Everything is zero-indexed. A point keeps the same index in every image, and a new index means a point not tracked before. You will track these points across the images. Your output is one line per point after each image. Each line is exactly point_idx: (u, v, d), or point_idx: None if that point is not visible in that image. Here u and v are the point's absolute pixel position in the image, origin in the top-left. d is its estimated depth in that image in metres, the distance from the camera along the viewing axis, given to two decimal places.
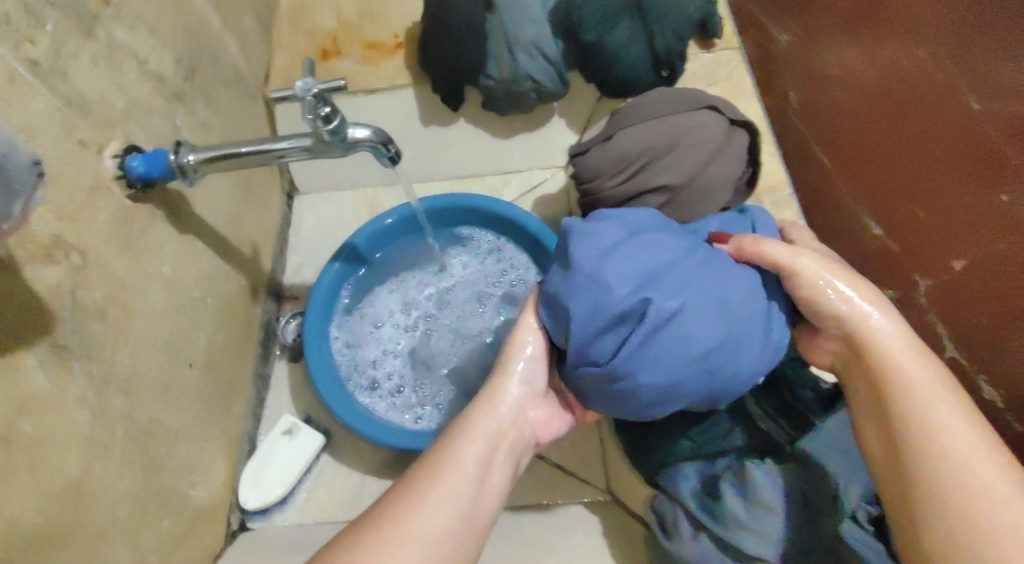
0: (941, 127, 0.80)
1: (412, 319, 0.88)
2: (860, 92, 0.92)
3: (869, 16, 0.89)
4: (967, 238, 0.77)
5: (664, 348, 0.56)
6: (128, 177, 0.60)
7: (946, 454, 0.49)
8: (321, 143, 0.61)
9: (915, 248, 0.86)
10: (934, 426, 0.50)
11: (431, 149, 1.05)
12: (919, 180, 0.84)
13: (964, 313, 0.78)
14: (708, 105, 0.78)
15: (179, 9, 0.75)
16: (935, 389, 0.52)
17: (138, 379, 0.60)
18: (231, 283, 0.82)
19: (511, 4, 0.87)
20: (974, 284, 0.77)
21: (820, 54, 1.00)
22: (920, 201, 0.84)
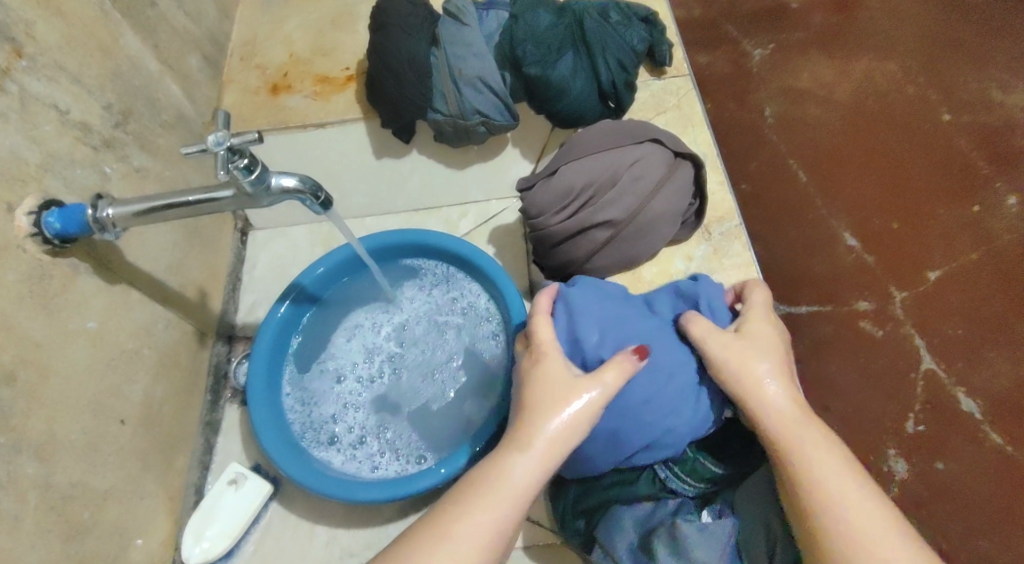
0: (893, 169, 1.16)
1: (375, 366, 0.85)
2: (840, 110, 1.22)
3: (833, 37, 1.29)
4: (940, 252, 1.09)
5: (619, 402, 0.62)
6: (43, 234, 0.60)
7: (839, 506, 0.50)
8: (245, 196, 0.60)
9: (892, 259, 1.09)
10: (816, 473, 0.52)
11: (385, 184, 1.03)
12: (900, 203, 1.13)
13: (942, 321, 1.04)
14: (647, 137, 0.78)
15: (106, 57, 0.74)
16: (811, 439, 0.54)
17: (55, 443, 0.60)
18: (174, 331, 0.80)
19: (455, 41, 0.89)
20: (951, 289, 1.06)
21: (800, 73, 1.26)
22: (902, 218, 1.12)
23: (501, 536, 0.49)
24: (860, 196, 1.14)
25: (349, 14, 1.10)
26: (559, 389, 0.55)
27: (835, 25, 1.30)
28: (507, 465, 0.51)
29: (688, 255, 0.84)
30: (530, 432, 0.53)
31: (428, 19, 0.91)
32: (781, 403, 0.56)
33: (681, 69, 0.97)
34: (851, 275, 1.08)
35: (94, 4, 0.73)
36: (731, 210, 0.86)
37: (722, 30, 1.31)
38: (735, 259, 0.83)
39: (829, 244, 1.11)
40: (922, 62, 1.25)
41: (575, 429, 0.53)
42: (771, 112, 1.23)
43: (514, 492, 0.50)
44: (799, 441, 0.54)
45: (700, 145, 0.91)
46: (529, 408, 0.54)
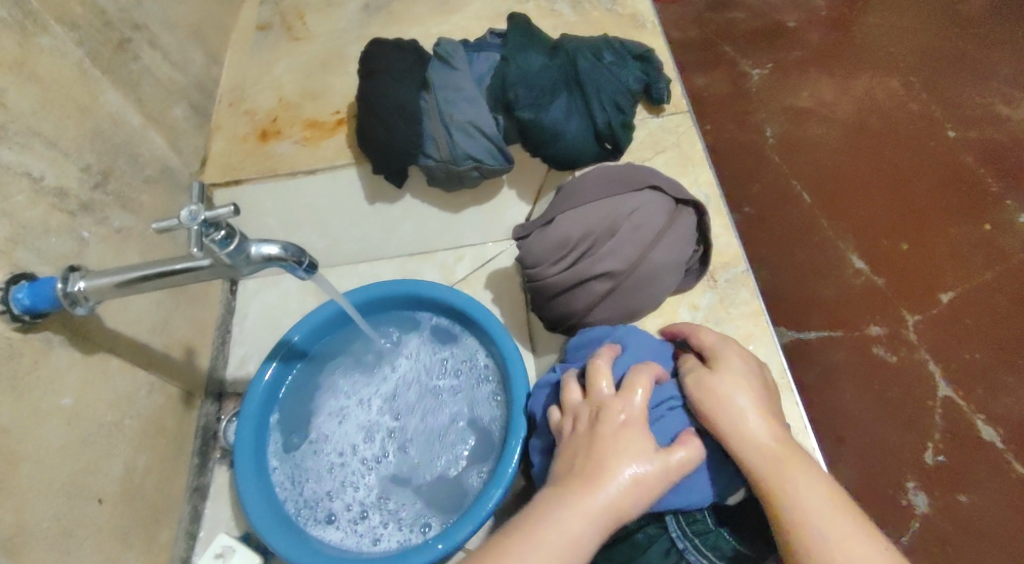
0: (898, 186, 1.14)
1: (378, 443, 0.80)
2: (840, 127, 1.21)
3: (828, 54, 1.28)
4: (955, 274, 1.07)
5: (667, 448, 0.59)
6: (12, 310, 0.57)
7: (820, 527, 0.49)
8: (225, 269, 0.56)
9: (904, 282, 1.07)
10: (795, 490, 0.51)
11: (378, 229, 0.99)
12: (912, 223, 1.11)
13: (961, 346, 1.02)
14: (645, 183, 0.75)
15: (85, 118, 0.72)
16: (796, 471, 0.52)
17: (25, 535, 0.56)
18: (157, 397, 0.77)
19: (446, 85, 0.87)
20: (965, 314, 1.04)
21: (795, 93, 1.25)
22: (913, 240, 1.10)
23: None
24: (867, 217, 1.12)
25: (339, 56, 1.09)
26: (622, 450, 0.53)
27: (832, 43, 1.29)
28: (558, 518, 0.50)
29: (693, 304, 0.80)
30: (587, 490, 0.51)
31: (416, 62, 0.89)
32: (761, 435, 0.54)
33: (680, 105, 0.94)
34: (860, 301, 1.06)
35: (73, 65, 0.72)
36: (736, 254, 0.82)
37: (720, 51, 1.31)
38: (743, 307, 0.79)
39: (837, 269, 1.08)
40: (923, 78, 1.24)
41: (643, 497, 0.52)
42: (772, 132, 1.21)
43: (567, 547, 0.49)
44: (783, 474, 0.52)
45: (702, 185, 0.88)
46: (593, 468, 0.53)
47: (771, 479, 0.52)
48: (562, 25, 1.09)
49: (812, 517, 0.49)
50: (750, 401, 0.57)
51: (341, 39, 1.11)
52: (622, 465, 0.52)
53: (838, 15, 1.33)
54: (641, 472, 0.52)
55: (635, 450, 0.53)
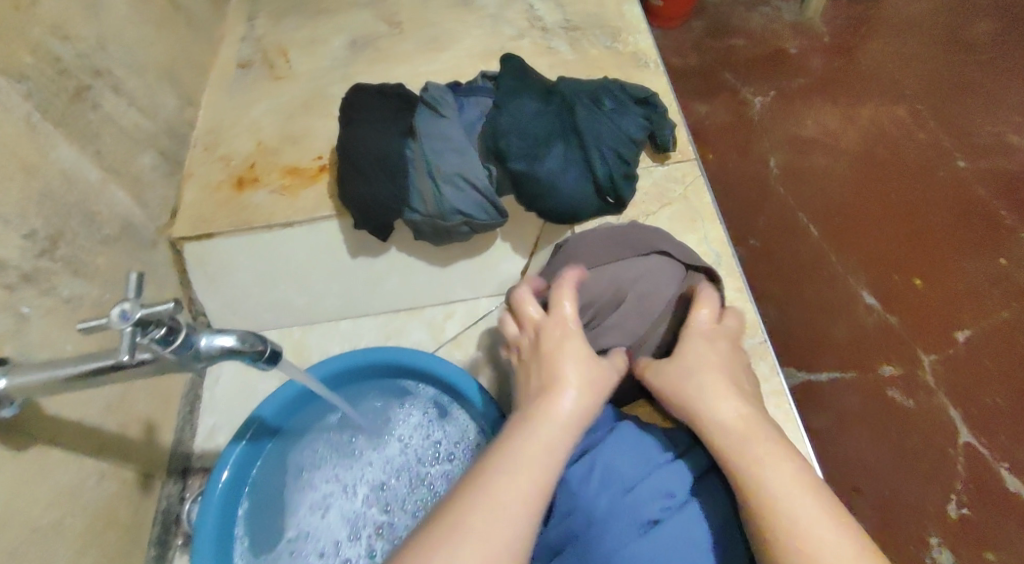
0: (904, 216, 1.15)
1: (364, 542, 0.73)
2: (845, 156, 1.20)
3: (830, 83, 1.29)
4: (972, 310, 1.06)
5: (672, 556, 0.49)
6: None
7: (781, 499, 0.45)
8: (169, 367, 0.49)
9: (917, 318, 1.06)
10: (757, 463, 0.47)
11: (361, 284, 0.93)
12: (924, 257, 1.11)
13: (982, 386, 1.00)
14: (656, 250, 0.68)
15: (30, 178, 0.65)
16: (759, 444, 0.49)
17: None
18: (108, 485, 0.69)
19: (432, 133, 0.80)
20: (983, 353, 1.03)
21: (797, 123, 1.24)
22: (924, 275, 1.09)
23: (539, 500, 0.45)
24: (877, 251, 1.11)
25: (322, 97, 1.02)
26: (573, 361, 0.54)
27: (835, 69, 1.31)
28: (530, 432, 0.49)
29: None
30: (547, 404, 0.51)
31: (400, 107, 0.82)
32: (723, 407, 0.52)
33: (686, 153, 0.87)
34: (873, 338, 1.04)
35: (18, 120, 0.65)
36: (753, 323, 0.74)
37: (721, 80, 1.30)
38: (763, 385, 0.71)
39: (849, 305, 1.06)
40: (930, 105, 1.26)
41: (596, 399, 0.52)
42: (775, 163, 1.20)
43: (543, 457, 0.47)
44: (745, 442, 0.49)
45: (712, 243, 0.80)
46: (549, 384, 0.52)
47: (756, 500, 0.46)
48: (559, 63, 1.02)
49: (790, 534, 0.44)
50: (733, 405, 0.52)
51: (325, 78, 1.04)
52: (573, 369, 0.53)
53: (837, 41, 1.35)
54: (588, 371, 0.53)
55: (587, 357, 0.54)
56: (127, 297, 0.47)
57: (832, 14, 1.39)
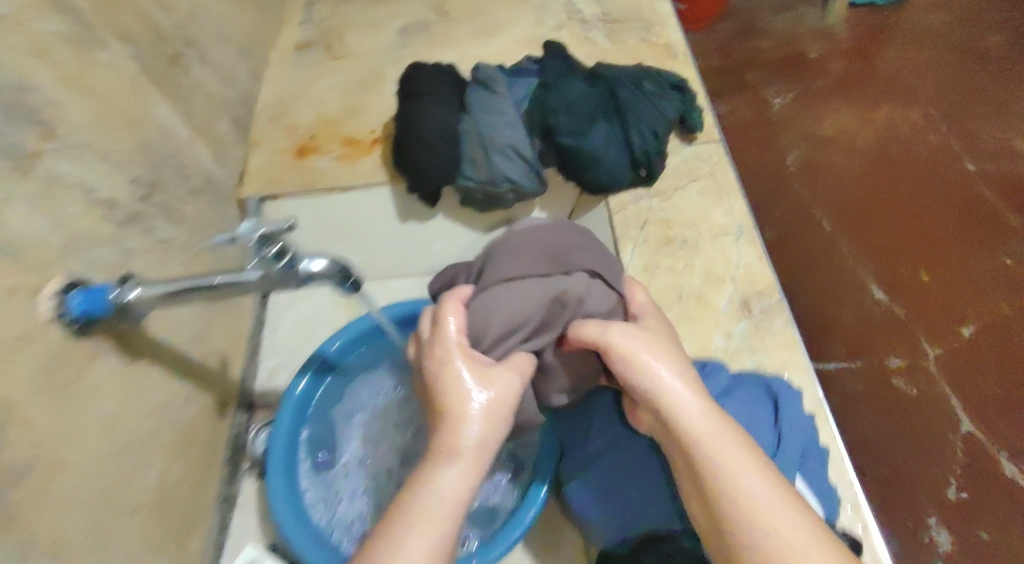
0: (912, 212, 1.22)
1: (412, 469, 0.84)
2: (859, 156, 1.29)
3: (849, 88, 1.38)
4: (970, 303, 1.12)
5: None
6: (68, 316, 0.57)
7: (741, 500, 0.49)
8: (273, 282, 0.57)
9: (919, 307, 1.12)
10: (719, 468, 0.51)
11: (411, 248, 1.00)
12: (928, 252, 1.17)
13: (976, 374, 1.06)
14: (581, 266, 0.66)
15: (133, 130, 0.73)
16: (720, 446, 0.52)
17: (68, 541, 0.55)
18: (190, 407, 0.77)
19: (487, 109, 0.89)
20: (980, 341, 1.08)
21: (817, 124, 1.33)
22: (928, 268, 1.16)
23: (444, 541, 0.50)
24: (885, 243, 1.19)
25: (378, 76, 1.11)
26: (463, 386, 0.56)
27: (850, 74, 1.40)
28: (434, 475, 0.52)
29: (728, 331, 0.76)
30: (450, 439, 0.53)
31: (456, 86, 0.91)
32: (687, 404, 0.54)
33: (713, 134, 0.94)
34: (878, 323, 1.11)
35: (126, 79, 0.73)
36: (771, 284, 0.79)
37: (744, 80, 1.42)
38: (777, 336, 0.75)
39: (857, 293, 1.14)
40: (943, 112, 1.33)
41: (496, 423, 0.55)
42: (793, 158, 1.29)
43: (444, 502, 0.51)
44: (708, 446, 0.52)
45: (736, 215, 0.85)
46: (443, 411, 0.55)
47: (723, 505, 0.50)
48: (598, 51, 1.11)
49: (768, 551, 0.47)
50: (696, 409, 0.54)
51: (380, 59, 1.13)
52: (469, 398, 0.55)
53: (852, 48, 1.44)
54: (484, 399, 0.55)
55: (480, 383, 0.56)
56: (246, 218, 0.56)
57: (853, 22, 1.48)
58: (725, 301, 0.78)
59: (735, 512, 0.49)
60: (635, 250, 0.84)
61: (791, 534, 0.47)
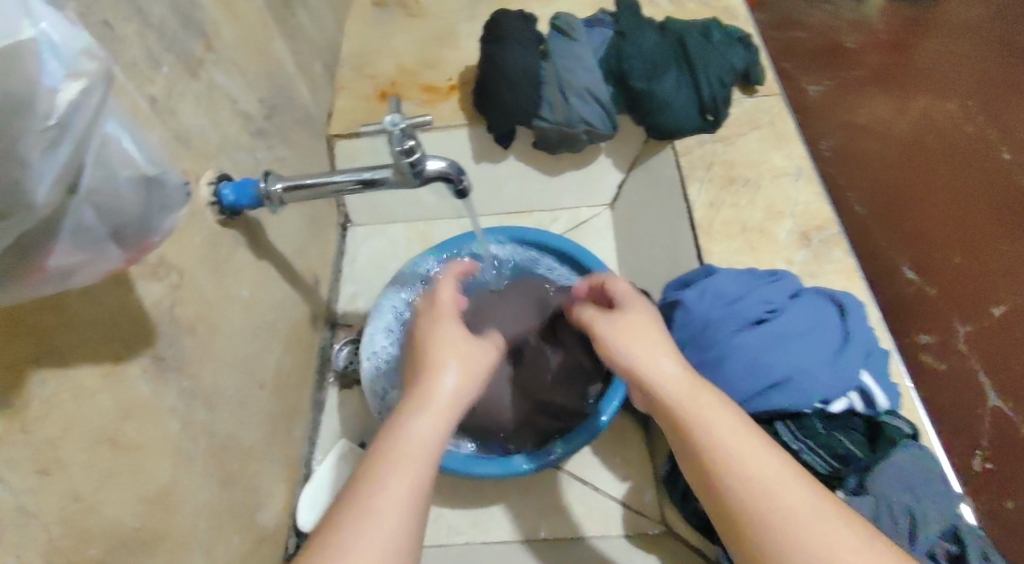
0: (947, 190, 1.04)
1: None
2: (893, 138, 1.11)
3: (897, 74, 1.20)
4: (1010, 288, 0.92)
5: (770, 347, 0.62)
6: (220, 204, 0.66)
7: (738, 463, 0.49)
8: (399, 176, 0.64)
9: (953, 293, 0.94)
10: (717, 437, 0.50)
11: (482, 183, 1.10)
12: (966, 235, 0.99)
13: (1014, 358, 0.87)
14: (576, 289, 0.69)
15: (261, 57, 0.81)
16: (706, 404, 0.52)
17: (218, 395, 0.64)
18: (296, 311, 0.85)
19: (566, 55, 0.96)
20: (1014, 330, 0.89)
21: (852, 107, 1.16)
22: (960, 250, 0.97)
23: (424, 482, 0.48)
24: (924, 226, 1.00)
25: (450, 32, 1.18)
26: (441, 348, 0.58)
27: (884, 64, 1.22)
28: (411, 423, 0.51)
29: (788, 259, 0.83)
30: (426, 391, 0.54)
31: (538, 36, 0.99)
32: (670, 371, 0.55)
33: (773, 89, 0.99)
34: (915, 305, 0.93)
35: (257, 11, 0.81)
36: (829, 219, 0.84)
37: (780, 66, 1.26)
38: (836, 265, 0.81)
39: (889, 274, 0.96)
40: (982, 100, 1.15)
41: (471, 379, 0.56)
42: (829, 142, 1.11)
43: (419, 448, 0.49)
44: (695, 408, 0.52)
45: (795, 158, 0.91)
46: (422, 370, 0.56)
47: (717, 468, 0.49)
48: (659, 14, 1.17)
49: (777, 515, 0.46)
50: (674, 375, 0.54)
51: (452, 18, 1.20)
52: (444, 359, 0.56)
53: (888, 38, 1.26)
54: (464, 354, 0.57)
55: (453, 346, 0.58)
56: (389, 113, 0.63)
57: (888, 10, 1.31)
58: (785, 233, 0.84)
59: (735, 473, 0.48)
60: (701, 187, 0.90)
61: (795, 496, 0.47)
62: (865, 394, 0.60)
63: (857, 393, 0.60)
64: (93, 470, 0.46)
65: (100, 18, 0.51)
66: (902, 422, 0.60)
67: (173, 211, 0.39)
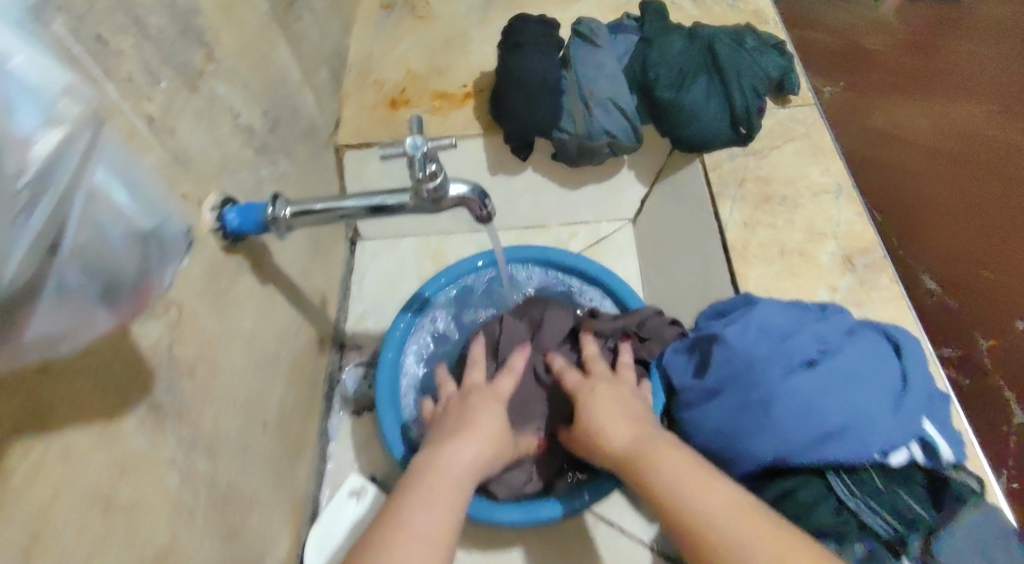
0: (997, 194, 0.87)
1: None
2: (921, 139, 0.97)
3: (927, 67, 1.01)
4: None
5: (827, 390, 0.57)
6: (224, 228, 0.61)
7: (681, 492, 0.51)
8: (416, 200, 0.59)
9: (981, 316, 0.83)
10: (657, 475, 0.53)
11: (497, 195, 1.05)
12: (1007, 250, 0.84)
13: None
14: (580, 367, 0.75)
15: (264, 66, 0.75)
16: (651, 455, 0.55)
17: (219, 441, 0.60)
18: (300, 338, 0.80)
19: (587, 63, 0.90)
20: None
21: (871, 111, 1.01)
22: (998, 265, 0.84)
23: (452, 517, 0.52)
24: (954, 239, 0.88)
25: (462, 35, 1.12)
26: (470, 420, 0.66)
27: (908, 65, 1.03)
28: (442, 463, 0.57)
29: (831, 285, 0.77)
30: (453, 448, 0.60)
31: (558, 41, 0.93)
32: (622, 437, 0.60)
33: (807, 98, 0.94)
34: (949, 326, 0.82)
35: (259, 16, 0.75)
36: (873, 242, 0.80)
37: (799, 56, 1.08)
38: (884, 293, 0.76)
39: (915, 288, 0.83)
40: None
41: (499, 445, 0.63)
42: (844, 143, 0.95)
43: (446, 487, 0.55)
44: (643, 459, 0.56)
45: (834, 174, 0.86)
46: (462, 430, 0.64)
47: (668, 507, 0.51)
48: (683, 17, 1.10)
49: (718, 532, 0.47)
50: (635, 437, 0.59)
51: (464, 20, 1.14)
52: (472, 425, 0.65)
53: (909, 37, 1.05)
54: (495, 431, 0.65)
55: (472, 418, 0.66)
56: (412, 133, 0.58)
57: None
58: (827, 256, 0.79)
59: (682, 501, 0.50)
60: (734, 206, 0.85)
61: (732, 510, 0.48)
62: (927, 445, 0.55)
63: (918, 444, 0.54)
64: (85, 542, 0.41)
65: (93, 31, 0.46)
66: (971, 479, 0.54)
67: (179, 261, 0.34)
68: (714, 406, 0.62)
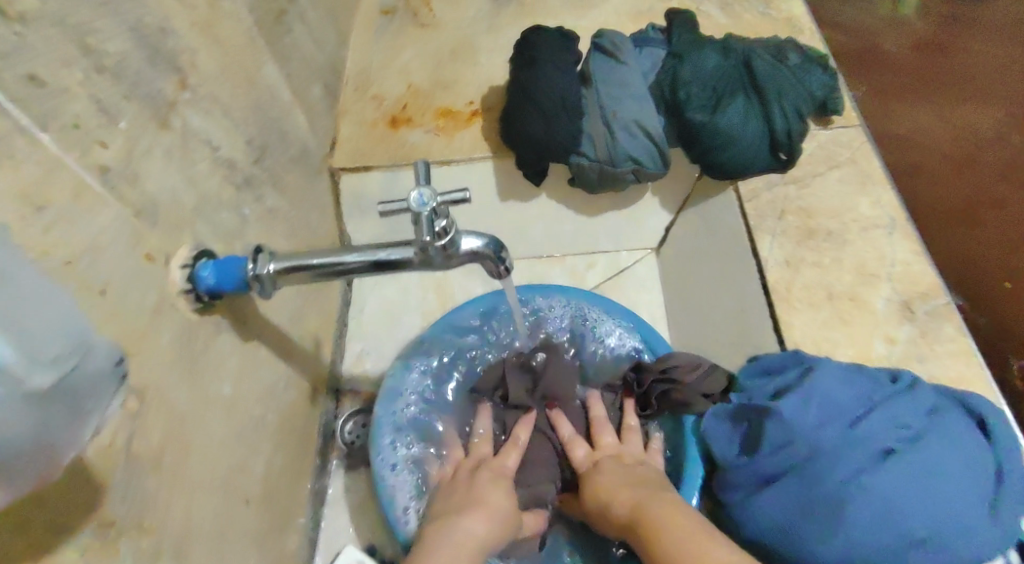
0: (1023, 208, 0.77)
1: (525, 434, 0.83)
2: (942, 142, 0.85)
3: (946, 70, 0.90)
4: None
5: (915, 491, 0.52)
6: (196, 290, 0.52)
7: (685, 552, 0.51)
8: (423, 256, 0.50)
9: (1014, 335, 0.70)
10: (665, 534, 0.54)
11: (506, 223, 0.96)
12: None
13: None
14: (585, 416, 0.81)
15: (249, 89, 0.66)
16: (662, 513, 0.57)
17: (191, 535, 0.51)
18: (291, 393, 0.72)
19: (610, 80, 0.81)
20: None
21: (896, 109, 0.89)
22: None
23: None
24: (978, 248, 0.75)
25: (469, 46, 1.03)
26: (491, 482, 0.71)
27: (922, 67, 0.92)
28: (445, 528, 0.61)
29: (888, 336, 0.69)
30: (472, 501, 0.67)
31: (576, 56, 0.85)
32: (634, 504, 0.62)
33: (852, 119, 0.85)
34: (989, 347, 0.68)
35: (245, 31, 0.66)
36: (933, 286, 0.71)
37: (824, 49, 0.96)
38: (949, 346, 0.67)
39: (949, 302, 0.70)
40: None
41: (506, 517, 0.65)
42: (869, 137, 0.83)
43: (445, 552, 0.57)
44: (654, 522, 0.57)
45: (886, 206, 0.77)
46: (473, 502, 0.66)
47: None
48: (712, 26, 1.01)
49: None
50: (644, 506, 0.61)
51: (471, 28, 1.05)
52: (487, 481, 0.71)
53: (925, 37, 0.95)
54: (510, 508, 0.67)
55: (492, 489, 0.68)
56: (416, 183, 0.51)
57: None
58: (882, 302, 0.71)
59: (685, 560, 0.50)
60: (774, 242, 0.76)
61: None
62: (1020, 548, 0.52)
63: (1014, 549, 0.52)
64: None
65: (23, 70, 0.37)
66: None
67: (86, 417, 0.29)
68: (779, 494, 0.56)
